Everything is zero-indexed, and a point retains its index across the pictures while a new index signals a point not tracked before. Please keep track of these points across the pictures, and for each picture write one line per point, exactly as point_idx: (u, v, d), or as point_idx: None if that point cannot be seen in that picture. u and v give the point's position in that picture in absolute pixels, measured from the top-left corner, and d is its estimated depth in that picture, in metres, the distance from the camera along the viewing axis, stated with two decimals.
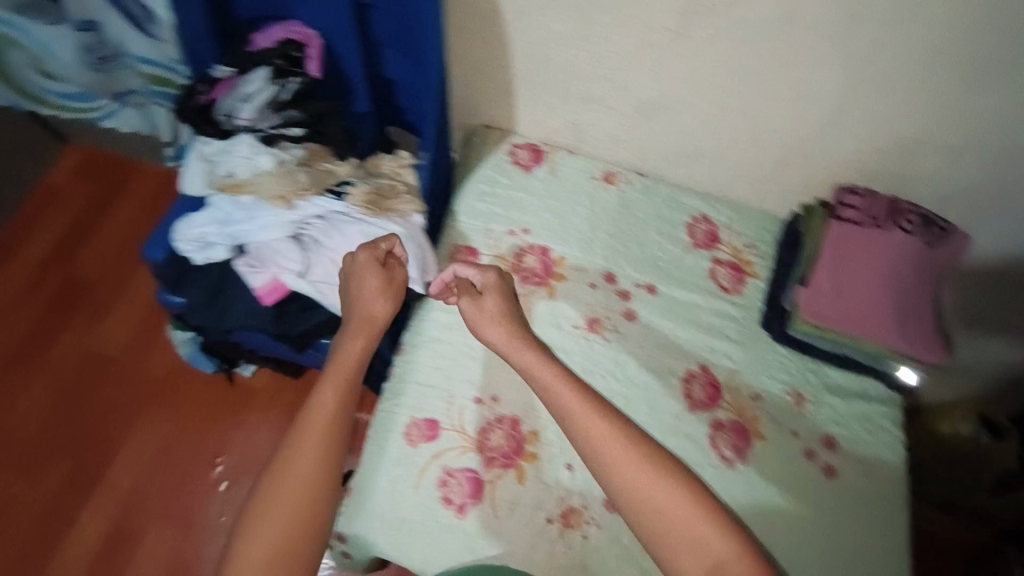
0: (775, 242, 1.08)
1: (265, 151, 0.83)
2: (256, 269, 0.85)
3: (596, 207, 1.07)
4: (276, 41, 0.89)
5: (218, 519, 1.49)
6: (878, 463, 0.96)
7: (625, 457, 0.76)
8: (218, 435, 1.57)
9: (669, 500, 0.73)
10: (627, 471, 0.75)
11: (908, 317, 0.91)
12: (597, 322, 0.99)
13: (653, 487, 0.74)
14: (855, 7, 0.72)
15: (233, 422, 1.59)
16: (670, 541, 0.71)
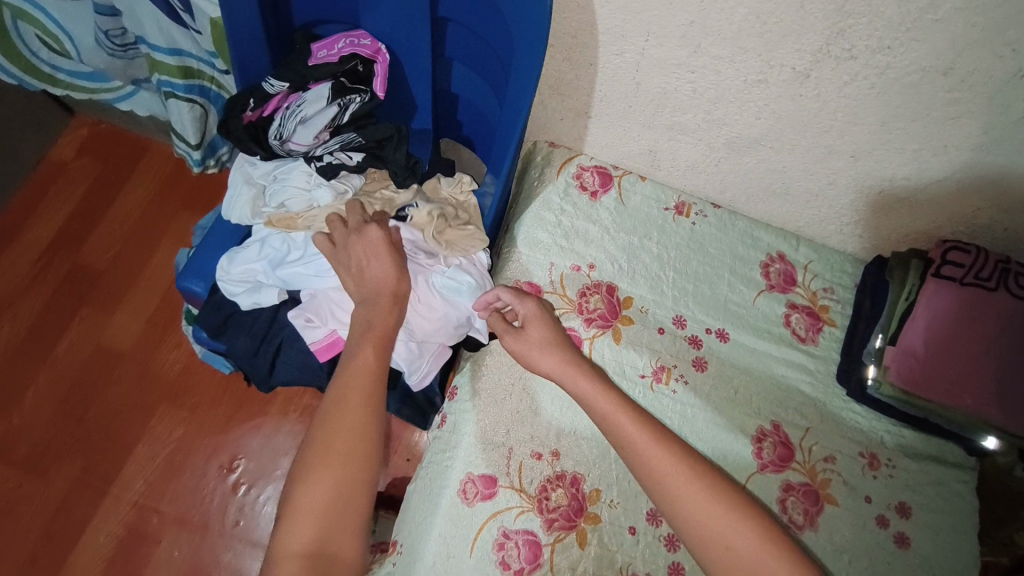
0: (855, 289, 1.01)
1: (322, 185, 0.78)
2: (308, 320, 0.77)
3: (665, 241, 1.00)
4: (340, 56, 0.79)
5: (236, 526, 1.43)
6: (957, 534, 0.88)
7: (704, 508, 0.69)
8: (235, 438, 1.50)
9: (738, 535, 0.67)
10: (708, 507, 0.69)
11: (1004, 378, 0.84)
12: (663, 370, 0.92)
13: (713, 511, 0.69)
14: (1003, 67, 0.67)
15: (250, 426, 1.52)
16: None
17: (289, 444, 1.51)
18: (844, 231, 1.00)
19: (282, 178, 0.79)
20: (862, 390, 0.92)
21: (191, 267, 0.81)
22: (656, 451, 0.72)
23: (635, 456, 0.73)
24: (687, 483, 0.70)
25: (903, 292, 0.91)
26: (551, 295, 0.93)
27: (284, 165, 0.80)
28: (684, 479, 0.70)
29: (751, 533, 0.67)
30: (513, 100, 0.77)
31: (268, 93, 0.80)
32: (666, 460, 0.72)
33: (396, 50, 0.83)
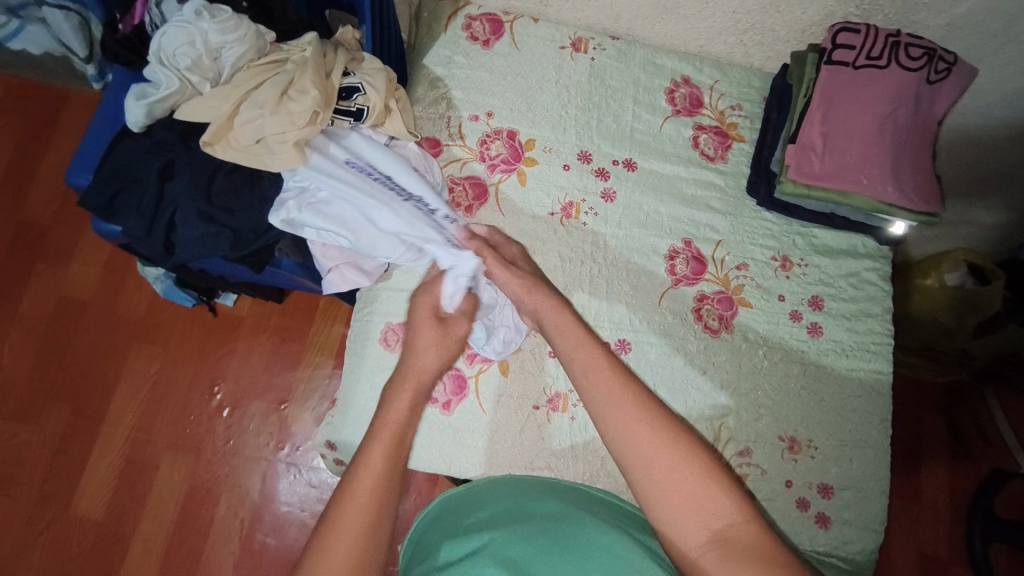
0: (764, 101, 1.00)
1: (208, 25, 0.77)
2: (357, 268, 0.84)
3: (565, 80, 0.98)
4: None
5: (228, 445, 1.40)
6: (867, 317, 0.92)
7: (641, 422, 0.59)
8: (214, 365, 1.45)
9: (681, 476, 0.56)
10: (635, 420, 0.59)
11: (895, 157, 0.85)
12: (573, 206, 0.93)
13: (659, 452, 0.57)
14: None
15: (225, 352, 1.46)
16: (670, 515, 0.55)
17: (267, 363, 1.46)
18: (745, 41, 0.98)
19: (174, 42, 0.76)
20: (770, 194, 0.93)
21: (77, 161, 0.81)
22: (614, 391, 0.62)
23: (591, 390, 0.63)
24: (639, 422, 0.59)
25: (802, 88, 0.90)
26: (453, 147, 0.93)
27: (169, 36, 0.76)
28: (638, 414, 0.59)
29: (697, 468, 0.56)
30: None
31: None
32: (618, 402, 0.61)
33: None
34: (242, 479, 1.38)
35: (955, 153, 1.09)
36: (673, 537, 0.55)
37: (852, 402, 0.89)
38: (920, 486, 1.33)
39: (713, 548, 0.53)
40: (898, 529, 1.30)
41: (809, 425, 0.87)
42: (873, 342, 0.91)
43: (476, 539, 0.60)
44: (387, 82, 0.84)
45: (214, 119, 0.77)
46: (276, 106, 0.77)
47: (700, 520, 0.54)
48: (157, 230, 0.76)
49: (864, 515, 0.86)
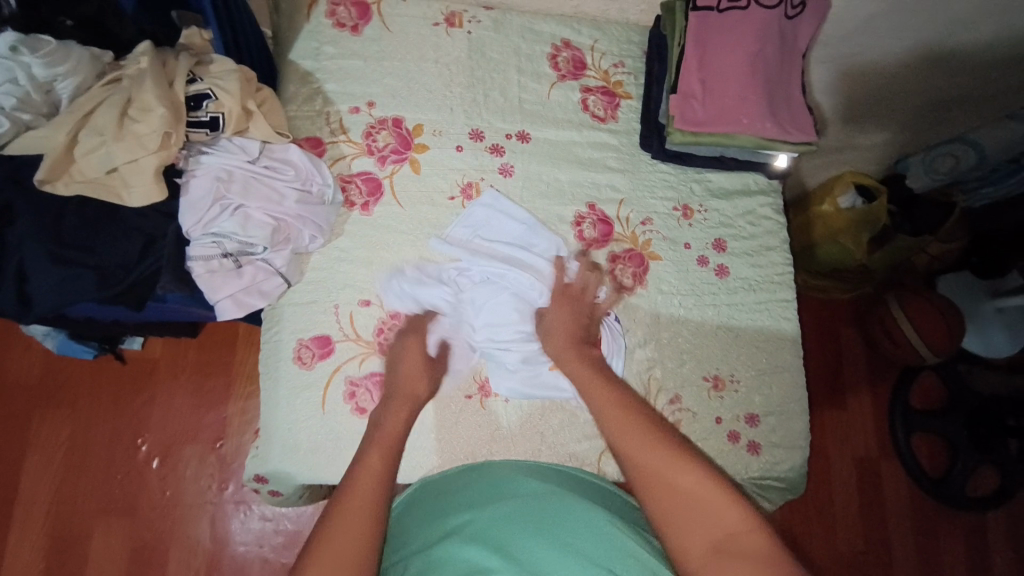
0: (644, 56, 1.01)
1: (32, 59, 0.68)
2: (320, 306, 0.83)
3: (444, 58, 0.95)
4: None
5: (167, 494, 1.30)
6: (768, 251, 0.96)
7: (651, 445, 0.62)
8: (132, 416, 1.34)
9: (681, 482, 0.59)
10: (645, 439, 0.63)
11: (769, 96, 0.88)
12: (472, 186, 0.90)
13: (671, 471, 0.60)
14: None
15: (142, 399, 1.35)
16: (675, 523, 0.58)
17: (193, 401, 1.36)
18: None
19: None
20: (663, 146, 0.95)
21: None
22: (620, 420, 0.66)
23: (603, 418, 0.67)
24: (644, 442, 0.63)
25: (675, 37, 0.91)
26: (336, 144, 0.88)
27: None
28: (648, 439, 0.63)
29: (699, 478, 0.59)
30: None
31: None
32: (624, 420, 0.65)
33: None
34: (189, 528, 1.29)
35: (827, 83, 1.16)
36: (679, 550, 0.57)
37: (767, 333, 0.93)
38: (845, 396, 1.43)
39: (714, 554, 0.55)
40: (832, 440, 1.40)
41: (733, 362, 0.91)
42: (776, 274, 0.95)
43: (455, 519, 0.64)
44: (243, 83, 0.76)
45: (48, 152, 0.67)
46: (119, 130, 0.69)
47: (704, 534, 0.56)
48: (6, 283, 0.67)
49: (791, 436, 0.91)
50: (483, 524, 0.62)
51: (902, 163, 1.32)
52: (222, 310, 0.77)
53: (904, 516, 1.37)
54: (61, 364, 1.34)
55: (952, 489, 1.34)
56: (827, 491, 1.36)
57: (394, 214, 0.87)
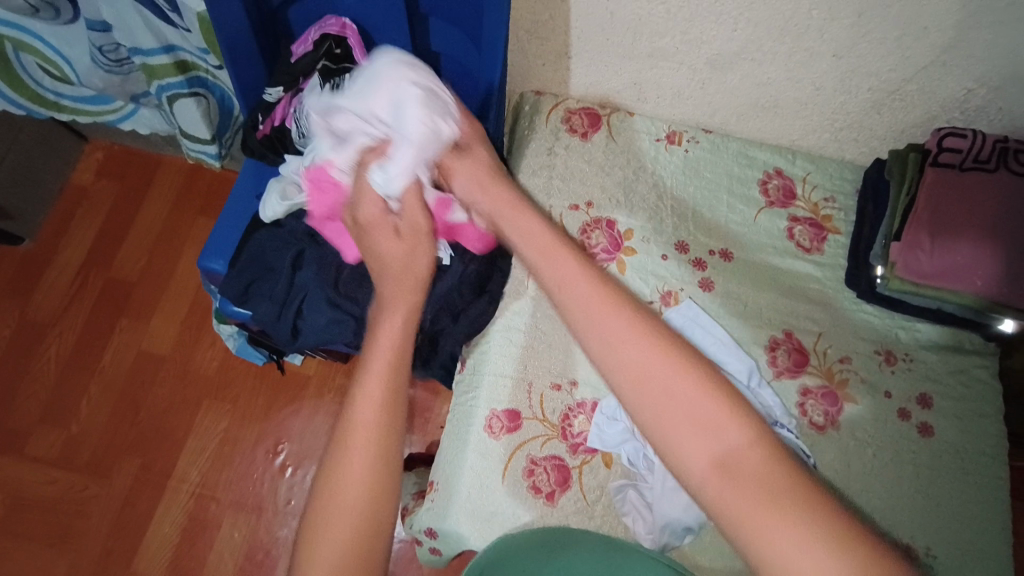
0: (857, 194, 1.02)
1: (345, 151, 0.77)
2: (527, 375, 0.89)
3: (660, 172, 1.02)
4: (314, 43, 0.85)
5: (290, 505, 1.36)
6: (979, 418, 0.89)
7: (636, 336, 0.53)
8: (280, 423, 1.42)
9: (681, 381, 0.50)
10: (620, 323, 0.54)
11: (1013, 260, 0.84)
12: (671, 294, 0.94)
13: (666, 371, 0.51)
14: None
15: (292, 410, 1.43)
16: (679, 436, 0.49)
17: (332, 422, 1.43)
18: (839, 137, 1.02)
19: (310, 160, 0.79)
20: (871, 288, 0.94)
21: (210, 246, 0.86)
22: (590, 292, 0.57)
23: (568, 297, 0.57)
24: (626, 330, 0.53)
25: (903, 187, 0.93)
26: None
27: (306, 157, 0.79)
28: (627, 318, 0.54)
29: (675, 359, 0.51)
30: (489, 58, 0.83)
31: (270, 102, 0.89)
32: (594, 298, 0.56)
33: (371, 32, 0.89)
34: (301, 543, 1.33)
35: None
36: (682, 466, 0.49)
37: (965, 507, 0.85)
38: None
39: (702, 453, 0.48)
40: None
41: (922, 528, 0.83)
42: (984, 444, 0.88)
43: None
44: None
45: None
46: None
47: (708, 444, 0.48)
48: (286, 316, 0.80)
49: None
50: None
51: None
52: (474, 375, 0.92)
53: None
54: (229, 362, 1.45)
55: None
56: None
57: None
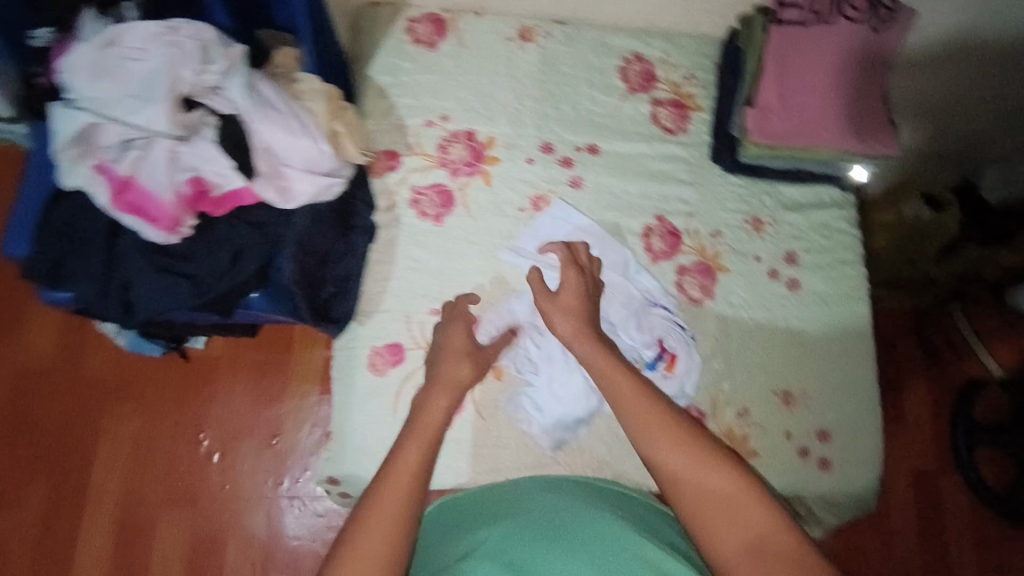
0: (716, 68, 1.00)
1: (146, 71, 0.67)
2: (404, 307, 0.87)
3: (516, 73, 0.95)
4: None
5: (225, 489, 1.29)
6: (841, 265, 0.94)
7: (679, 442, 0.65)
8: (196, 410, 1.33)
9: (715, 477, 0.62)
10: (666, 434, 0.66)
11: (851, 109, 0.87)
12: (541, 198, 0.92)
13: (702, 476, 0.63)
14: None
15: (206, 395, 1.34)
16: (710, 529, 0.61)
17: (252, 399, 1.34)
18: (691, 9, 0.98)
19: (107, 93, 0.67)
20: (734, 159, 0.94)
21: (11, 230, 0.75)
22: (642, 405, 0.68)
23: (618, 401, 0.69)
24: (670, 437, 0.65)
25: (752, 49, 0.90)
26: (411, 157, 0.90)
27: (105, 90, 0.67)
28: (667, 425, 0.66)
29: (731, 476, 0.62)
30: None
31: (39, 49, 0.74)
32: (646, 405, 0.68)
33: None
34: (246, 521, 1.28)
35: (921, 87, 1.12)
36: (712, 550, 0.60)
37: (834, 349, 0.92)
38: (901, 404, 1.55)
39: (747, 551, 0.59)
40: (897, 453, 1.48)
41: (796, 373, 0.90)
42: (846, 288, 0.94)
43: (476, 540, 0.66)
44: (331, 100, 0.76)
45: None
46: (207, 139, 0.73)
47: (737, 535, 0.60)
48: (111, 292, 0.71)
49: (858, 453, 0.89)
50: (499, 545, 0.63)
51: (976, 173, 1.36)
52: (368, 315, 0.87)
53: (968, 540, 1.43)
54: (124, 360, 1.33)
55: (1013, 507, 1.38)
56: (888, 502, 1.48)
57: (464, 224, 0.90)
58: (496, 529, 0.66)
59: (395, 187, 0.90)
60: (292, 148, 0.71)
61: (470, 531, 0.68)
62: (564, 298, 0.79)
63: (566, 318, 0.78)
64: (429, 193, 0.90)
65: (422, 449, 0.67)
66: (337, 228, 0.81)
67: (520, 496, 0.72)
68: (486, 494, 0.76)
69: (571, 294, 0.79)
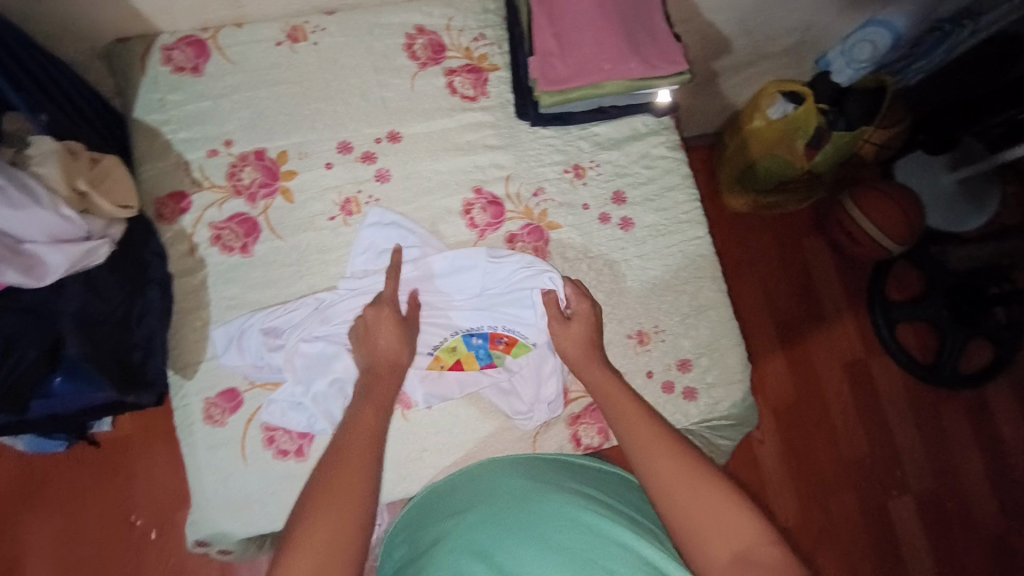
0: (504, 21, 0.96)
1: None
2: (235, 344, 0.81)
3: (294, 78, 0.90)
4: None
5: (172, 561, 1.22)
6: (670, 192, 0.93)
7: (671, 453, 0.65)
8: (121, 492, 1.24)
9: (707, 488, 0.62)
10: (660, 436, 0.67)
11: (630, 35, 0.84)
12: (351, 201, 0.88)
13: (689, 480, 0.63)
14: None
15: (127, 474, 1.24)
16: (702, 533, 0.60)
17: (176, 465, 1.25)
18: None
19: None
20: (538, 111, 0.91)
21: None
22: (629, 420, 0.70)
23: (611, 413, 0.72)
24: (657, 447, 0.66)
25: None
26: (200, 193, 0.85)
27: None
28: (666, 437, 0.67)
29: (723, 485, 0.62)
30: None
31: None
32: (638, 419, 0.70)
33: None
34: None
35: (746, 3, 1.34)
36: (701, 556, 0.59)
37: (682, 277, 0.91)
38: (822, 301, 1.66)
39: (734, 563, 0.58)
40: (822, 345, 1.64)
41: (649, 310, 0.89)
42: (681, 215, 0.93)
43: (441, 528, 0.68)
44: (65, 164, 0.68)
45: None
46: None
47: (725, 542, 0.59)
48: None
49: (726, 374, 0.89)
50: (463, 534, 0.66)
51: (824, 61, 1.43)
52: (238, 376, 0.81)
53: (899, 398, 1.62)
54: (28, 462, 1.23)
55: (943, 373, 1.59)
56: (832, 394, 1.61)
57: (276, 248, 0.85)
58: (471, 520, 0.67)
59: (191, 229, 0.84)
60: (34, 220, 0.65)
61: (440, 518, 0.71)
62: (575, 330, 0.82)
63: (576, 346, 0.80)
64: (231, 224, 0.84)
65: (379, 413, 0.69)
66: (126, 287, 0.75)
67: (496, 486, 0.73)
68: (458, 485, 0.77)
69: (581, 324, 0.81)
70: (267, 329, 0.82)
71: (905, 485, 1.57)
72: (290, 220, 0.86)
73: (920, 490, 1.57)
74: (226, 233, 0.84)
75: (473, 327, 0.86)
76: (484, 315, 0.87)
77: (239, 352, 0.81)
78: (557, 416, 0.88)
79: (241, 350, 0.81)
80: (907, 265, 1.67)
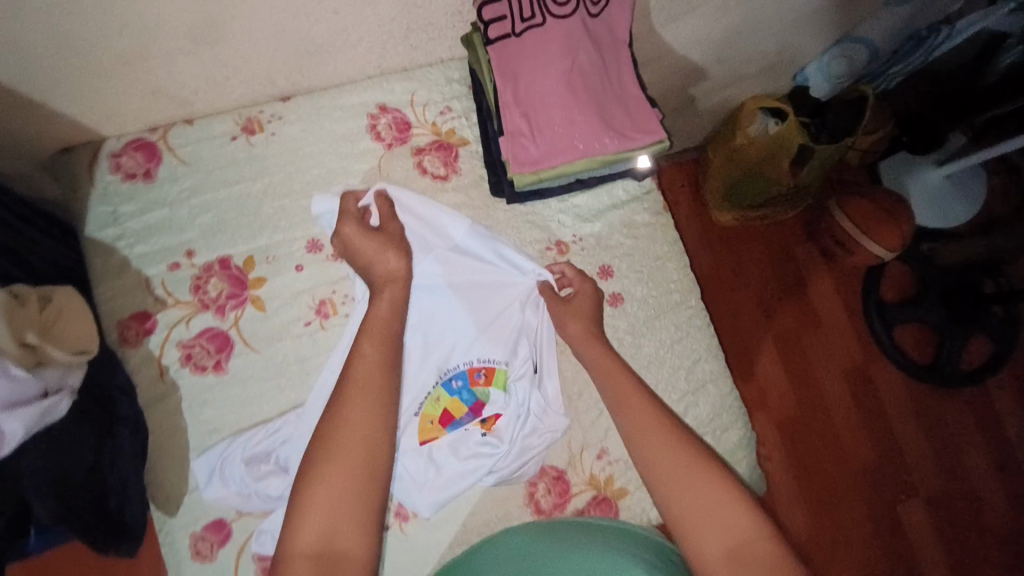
0: (470, 91, 0.91)
1: None
2: (217, 475, 0.77)
3: (254, 175, 0.85)
4: None
5: None
6: (655, 259, 0.91)
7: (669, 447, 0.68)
8: None
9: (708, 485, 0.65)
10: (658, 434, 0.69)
11: (604, 105, 0.80)
12: (326, 304, 0.84)
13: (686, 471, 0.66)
14: None
15: None
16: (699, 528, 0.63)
17: None
18: (418, 44, 0.86)
19: None
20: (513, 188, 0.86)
21: None
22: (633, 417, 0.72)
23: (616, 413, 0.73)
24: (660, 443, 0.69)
25: (484, 71, 0.81)
26: (165, 311, 0.80)
27: None
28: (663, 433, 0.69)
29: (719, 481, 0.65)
30: None
31: None
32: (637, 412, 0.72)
33: None
34: None
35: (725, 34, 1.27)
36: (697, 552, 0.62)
37: (674, 348, 0.89)
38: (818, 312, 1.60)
39: (728, 558, 0.61)
40: (821, 356, 1.58)
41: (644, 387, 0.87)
42: (668, 284, 0.91)
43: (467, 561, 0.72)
44: (13, 314, 0.64)
45: None
46: None
47: (720, 537, 0.62)
48: None
49: (725, 442, 0.88)
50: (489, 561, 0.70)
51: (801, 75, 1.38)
52: (223, 505, 0.77)
53: (903, 404, 1.58)
54: None
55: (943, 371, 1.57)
56: (835, 405, 1.56)
57: (251, 361, 0.81)
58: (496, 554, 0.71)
59: (158, 351, 0.79)
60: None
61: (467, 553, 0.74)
62: (576, 305, 0.83)
63: (577, 322, 0.81)
64: (202, 341, 0.80)
65: (379, 347, 0.71)
66: (92, 432, 0.72)
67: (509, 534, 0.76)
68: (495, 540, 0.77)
69: None
70: (250, 455, 0.78)
71: (914, 487, 1.55)
72: (265, 330, 0.82)
73: (929, 492, 1.54)
74: (197, 351, 0.80)
75: (450, 369, 0.85)
76: (457, 351, 0.85)
77: (223, 481, 0.77)
78: (562, 513, 0.85)
79: (226, 478, 0.77)
80: (897, 267, 1.61)
